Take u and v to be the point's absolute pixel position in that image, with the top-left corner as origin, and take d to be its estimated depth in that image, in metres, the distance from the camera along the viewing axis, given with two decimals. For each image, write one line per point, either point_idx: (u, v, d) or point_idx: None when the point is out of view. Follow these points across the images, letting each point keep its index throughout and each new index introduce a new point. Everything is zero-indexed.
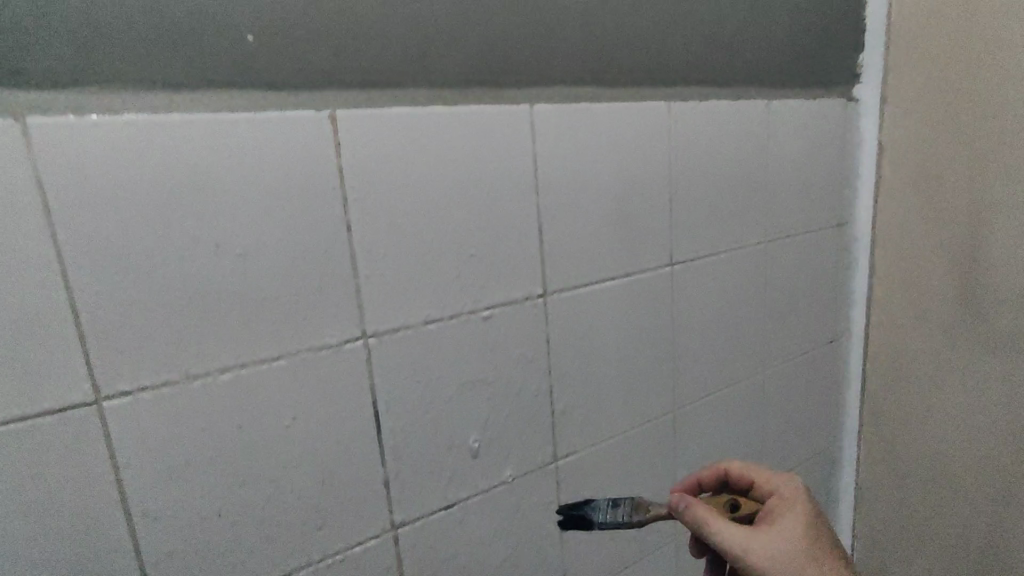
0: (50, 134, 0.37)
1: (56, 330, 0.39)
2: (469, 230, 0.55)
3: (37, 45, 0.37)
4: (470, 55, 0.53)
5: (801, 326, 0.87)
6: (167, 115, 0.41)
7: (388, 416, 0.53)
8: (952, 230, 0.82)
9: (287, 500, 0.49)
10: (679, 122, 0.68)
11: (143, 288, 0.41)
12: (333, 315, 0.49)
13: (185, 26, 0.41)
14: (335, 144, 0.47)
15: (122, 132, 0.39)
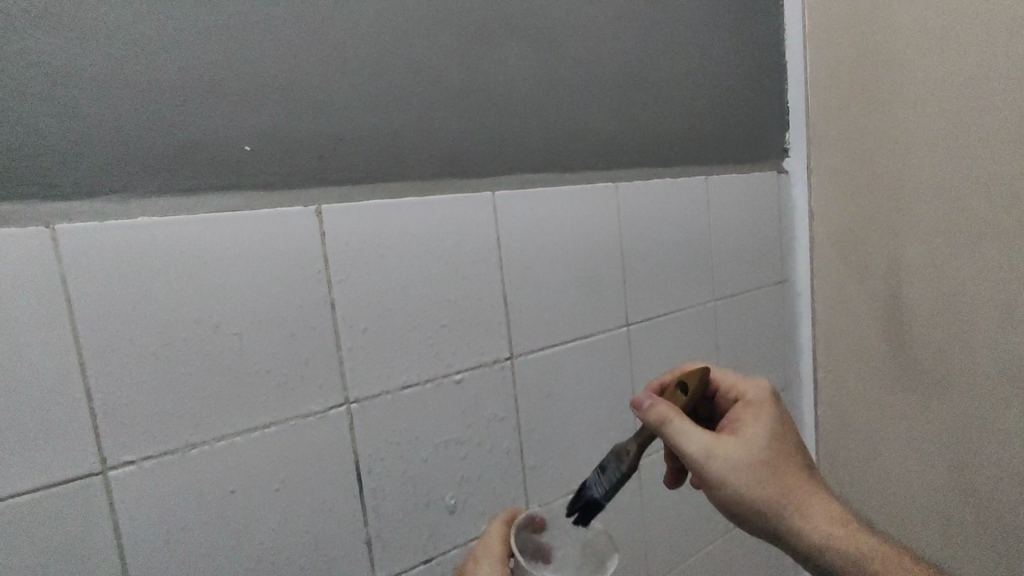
0: (80, 237, 0.45)
1: (68, 406, 0.44)
2: (443, 298, 0.61)
3: (70, 165, 0.45)
4: (441, 157, 0.62)
5: (756, 382, 0.94)
6: (178, 217, 0.48)
7: (369, 477, 0.57)
8: (882, 280, 0.90)
9: (270, 560, 0.52)
10: (629, 206, 0.76)
11: (147, 363, 0.47)
12: (319, 384, 0.54)
13: (194, 146, 0.49)
14: (318, 240, 0.54)
15: (137, 232, 0.47)
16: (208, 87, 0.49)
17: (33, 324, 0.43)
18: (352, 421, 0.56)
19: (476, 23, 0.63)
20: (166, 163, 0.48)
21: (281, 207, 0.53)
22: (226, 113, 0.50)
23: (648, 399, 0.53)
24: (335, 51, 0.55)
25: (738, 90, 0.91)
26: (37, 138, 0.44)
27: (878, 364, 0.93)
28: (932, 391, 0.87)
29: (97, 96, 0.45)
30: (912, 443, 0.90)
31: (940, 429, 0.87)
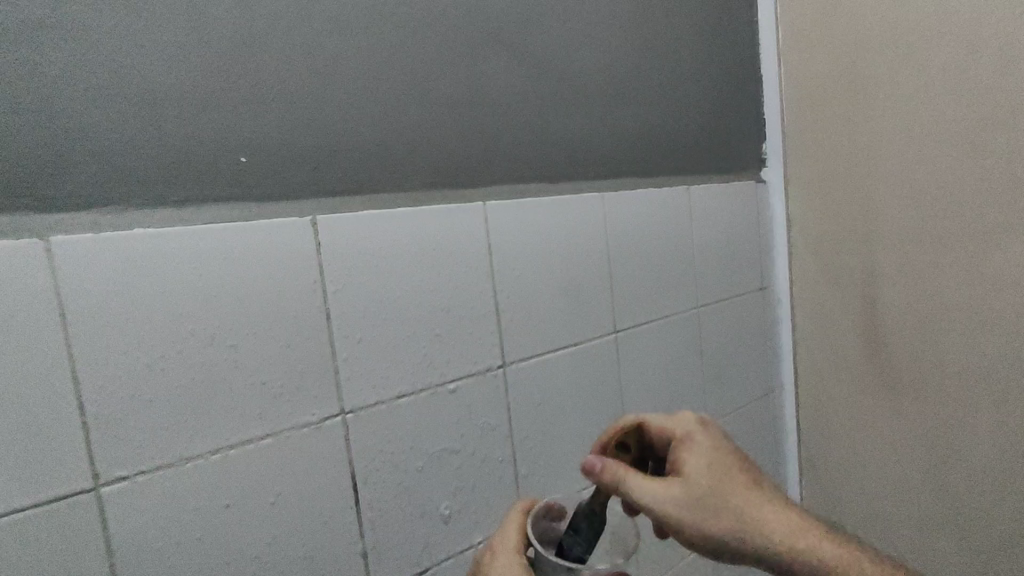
0: (320, 225, 0.65)
1: (297, 325, 0.62)
2: (527, 272, 0.81)
3: (298, 157, 0.64)
4: (530, 168, 0.83)
5: (755, 349, 1.16)
6: (388, 216, 0.69)
7: (479, 401, 0.75)
8: (849, 260, 1.11)
9: (411, 455, 0.69)
10: (659, 206, 0.99)
11: (347, 306, 0.65)
12: (448, 331, 0.73)
13: (371, 151, 0.69)
14: (469, 232, 0.76)
15: (366, 228, 0.68)
16: (389, 119, 0.70)
17: (295, 283, 0.63)
18: (481, 362, 0.76)
19: (551, 68, 0.85)
20: (353, 160, 0.68)
21: (433, 204, 0.74)
22: (398, 136, 0.71)
23: (598, 459, 0.64)
24: (458, 86, 0.76)
25: (735, 115, 1.15)
26: (293, 157, 0.64)
27: (845, 333, 1.13)
28: (888, 348, 1.07)
29: (325, 126, 0.65)
30: (875, 394, 1.10)
31: (895, 379, 1.07)
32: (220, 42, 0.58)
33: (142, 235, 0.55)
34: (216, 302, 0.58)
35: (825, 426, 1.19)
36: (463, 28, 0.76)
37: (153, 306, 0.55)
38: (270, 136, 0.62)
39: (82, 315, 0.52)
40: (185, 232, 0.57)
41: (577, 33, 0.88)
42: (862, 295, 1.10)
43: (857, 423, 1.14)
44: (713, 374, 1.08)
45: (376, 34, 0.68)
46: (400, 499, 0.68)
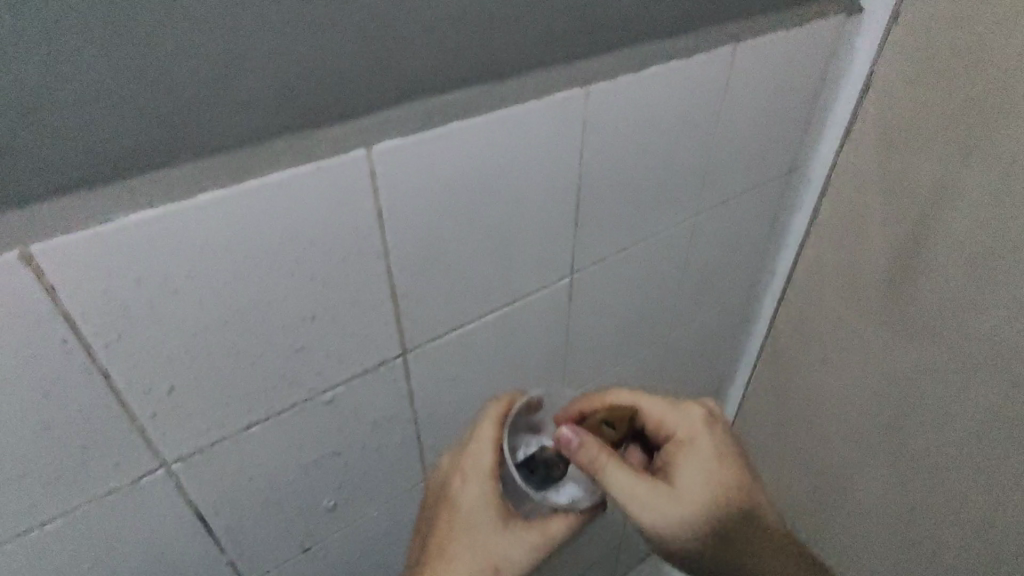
0: (41, 260, 0.36)
1: (52, 382, 0.40)
2: (444, 236, 0.54)
3: None
4: (455, 56, 0.47)
5: (756, 243, 0.93)
6: (181, 216, 0.39)
7: (370, 393, 0.58)
8: (920, 167, 0.75)
9: (261, 463, 0.55)
10: (681, 86, 0.62)
11: (140, 356, 0.42)
12: (316, 337, 0.51)
13: (129, 78, 0.35)
14: (337, 207, 0.46)
15: (139, 244, 0.39)
16: (130, 15, 0.33)
17: (26, 340, 0.38)
18: (365, 360, 0.56)
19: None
20: (91, 106, 0.34)
21: (271, 166, 0.42)
22: (163, 48, 0.35)
23: (575, 435, 0.50)
24: None
25: None
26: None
27: (871, 255, 0.85)
28: (911, 294, 0.81)
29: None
30: (871, 334, 0.89)
31: (899, 328, 0.84)
32: None
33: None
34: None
35: (796, 331, 1.01)
36: None
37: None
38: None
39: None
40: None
41: None
42: (917, 224, 0.77)
43: (834, 347, 0.95)
44: (691, 281, 0.87)
45: None
46: (242, 504, 0.56)
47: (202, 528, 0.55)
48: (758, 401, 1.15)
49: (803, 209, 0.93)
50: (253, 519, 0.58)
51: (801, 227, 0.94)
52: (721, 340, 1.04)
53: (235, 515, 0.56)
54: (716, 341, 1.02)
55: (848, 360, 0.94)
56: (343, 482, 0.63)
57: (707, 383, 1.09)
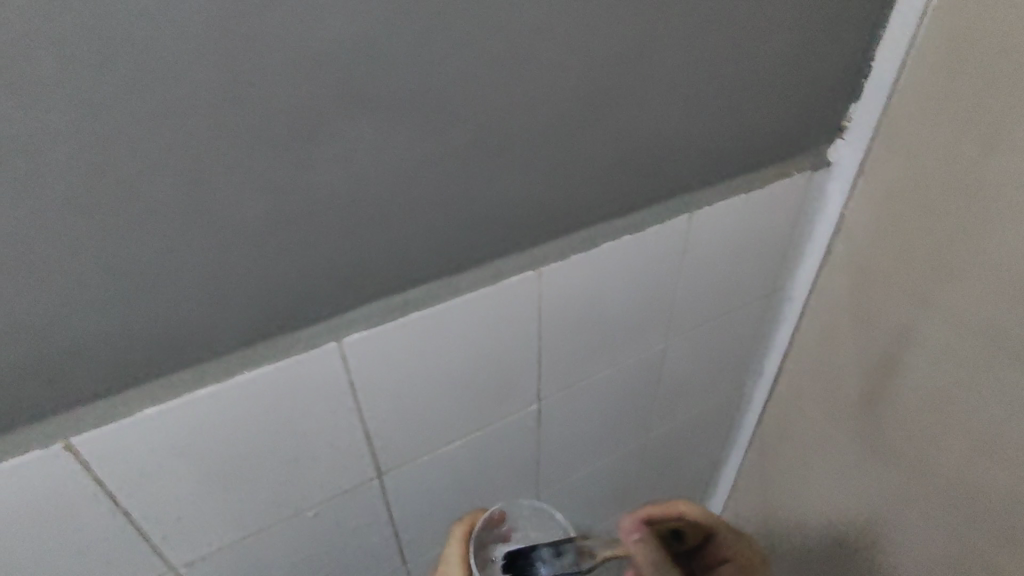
0: (78, 447, 0.47)
1: (83, 521, 0.51)
2: (411, 391, 0.63)
3: (22, 351, 0.42)
4: (417, 264, 0.55)
5: (736, 355, 0.97)
6: (185, 402, 0.50)
7: (348, 509, 0.68)
8: (892, 307, 0.80)
9: (250, 564, 0.65)
10: (634, 251, 0.70)
11: (152, 498, 0.53)
12: (299, 473, 0.61)
13: (151, 310, 0.45)
14: (314, 381, 0.56)
15: (152, 424, 0.49)
16: (147, 277, 0.44)
17: (63, 496, 0.48)
18: (342, 487, 0.65)
19: (454, 100, 0.48)
20: (122, 334, 0.45)
21: (257, 360, 0.52)
22: (169, 297, 0.46)
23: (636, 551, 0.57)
24: (315, 186, 0.46)
25: (839, 62, 0.71)
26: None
27: (850, 378, 0.90)
28: (885, 419, 0.85)
29: (52, 305, 0.42)
30: (849, 449, 0.93)
31: (874, 447, 0.88)
32: None
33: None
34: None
35: (781, 432, 1.06)
36: (252, 89, 0.41)
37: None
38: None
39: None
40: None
41: (517, 11, 0.47)
42: (891, 357, 0.82)
43: (816, 454, 0.99)
44: (667, 394, 0.93)
45: (71, 158, 0.38)
46: None
47: None
48: (746, 492, 1.19)
49: (787, 323, 0.97)
50: None
51: (785, 339, 0.99)
52: (704, 434, 1.09)
53: None
54: (698, 435, 1.08)
55: (829, 470, 0.97)
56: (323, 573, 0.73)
57: (688, 469, 1.15)
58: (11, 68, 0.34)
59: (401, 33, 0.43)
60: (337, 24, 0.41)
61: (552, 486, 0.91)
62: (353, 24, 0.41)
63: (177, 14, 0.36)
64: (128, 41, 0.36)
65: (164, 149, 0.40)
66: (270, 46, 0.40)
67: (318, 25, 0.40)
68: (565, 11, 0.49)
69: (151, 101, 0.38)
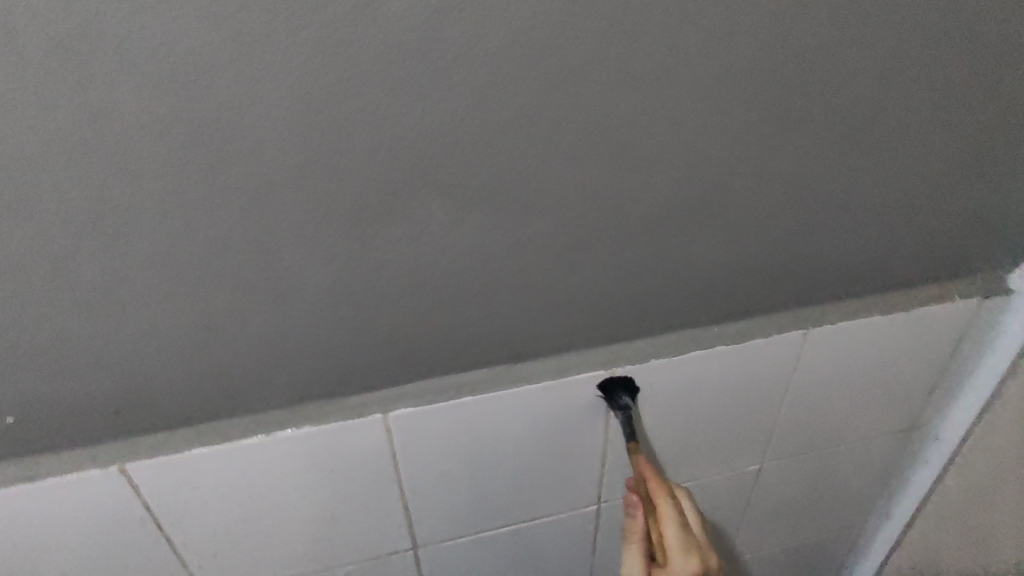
0: (131, 472, 0.50)
1: (128, 540, 0.53)
2: (458, 471, 0.60)
3: (93, 381, 0.45)
4: (476, 348, 0.53)
5: (853, 491, 0.82)
6: (231, 447, 0.51)
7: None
8: None
9: None
10: (728, 364, 0.62)
11: (192, 530, 0.55)
12: (335, 531, 0.60)
13: (210, 360, 0.47)
14: (357, 447, 0.55)
15: (199, 463, 0.51)
16: (209, 330, 0.46)
17: (114, 514, 0.51)
18: (376, 553, 0.63)
19: (531, 189, 0.46)
20: (181, 379, 0.47)
21: (304, 420, 0.52)
22: (227, 351, 0.47)
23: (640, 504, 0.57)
24: (376, 261, 0.46)
25: None
26: (72, 405, 0.46)
27: None
28: None
29: (122, 343, 0.44)
30: None
31: None
32: None
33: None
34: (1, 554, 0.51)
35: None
36: (325, 167, 0.41)
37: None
38: (20, 391, 0.44)
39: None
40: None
41: (611, 104, 0.44)
42: None
43: None
44: (757, 521, 0.80)
45: (151, 217, 0.40)
46: None
47: None
48: None
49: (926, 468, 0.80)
50: None
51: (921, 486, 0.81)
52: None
53: None
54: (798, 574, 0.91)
55: None
56: None
57: None
58: (112, 140, 0.37)
59: (480, 122, 0.42)
60: (416, 112, 0.41)
61: None
62: (431, 109, 0.41)
63: (262, 98, 0.37)
64: (215, 120, 0.37)
65: (237, 217, 0.42)
66: (349, 130, 0.40)
67: (397, 111, 0.40)
68: (664, 108, 0.45)
69: (231, 174, 0.40)
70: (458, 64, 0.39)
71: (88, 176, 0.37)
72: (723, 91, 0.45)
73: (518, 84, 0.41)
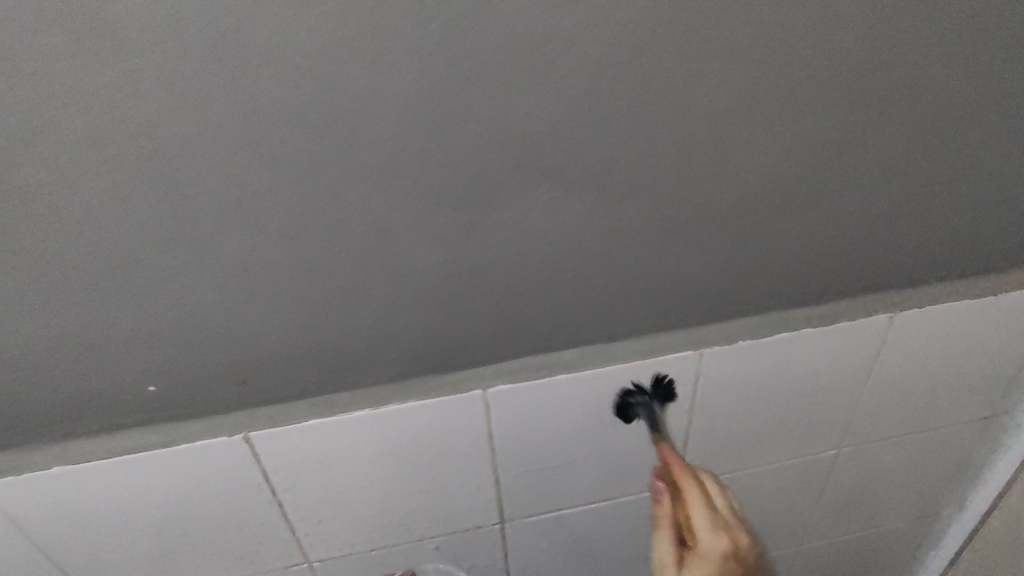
0: (254, 439, 0.54)
1: (245, 503, 0.58)
2: (547, 447, 0.62)
3: (226, 353, 0.49)
4: (571, 328, 0.55)
5: (931, 479, 0.81)
6: (342, 420, 0.55)
7: (469, 546, 0.69)
8: None
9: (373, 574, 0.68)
10: (813, 346, 0.62)
11: (302, 496, 0.59)
12: (429, 503, 0.63)
13: (328, 336, 0.50)
14: (455, 423, 0.58)
15: (312, 433, 0.55)
16: (329, 307, 0.49)
17: (235, 480, 0.56)
18: (466, 525, 0.66)
19: (632, 171, 0.48)
20: (300, 354, 0.51)
21: (408, 396, 0.55)
22: (341, 326, 0.50)
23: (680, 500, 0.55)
24: (483, 242, 0.48)
25: None
26: (205, 376, 0.50)
27: None
28: None
29: (255, 316, 0.48)
30: None
31: None
32: (63, 268, 0.44)
33: (38, 461, 0.52)
34: (136, 514, 0.56)
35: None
36: (444, 152, 0.44)
37: (78, 521, 0.55)
38: (161, 360, 0.49)
39: (20, 529, 0.54)
40: (83, 465, 0.52)
41: (713, 88, 0.45)
42: None
43: None
44: (834, 508, 0.80)
45: (288, 197, 0.44)
46: None
47: None
48: None
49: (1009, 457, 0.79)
50: None
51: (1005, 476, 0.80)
52: (880, 567, 0.91)
53: None
54: (873, 566, 0.90)
55: None
56: None
57: None
58: (259, 126, 0.40)
59: (587, 107, 0.44)
60: (528, 97, 0.43)
61: None
62: (543, 95, 0.43)
63: (390, 86, 0.40)
64: (347, 106, 0.41)
65: (359, 198, 0.45)
66: (466, 116, 0.43)
67: (512, 96, 0.42)
68: (766, 91, 0.46)
69: (358, 158, 0.43)
70: (571, 50, 0.41)
71: (236, 159, 0.42)
72: (827, 74, 0.46)
73: (625, 69, 0.43)
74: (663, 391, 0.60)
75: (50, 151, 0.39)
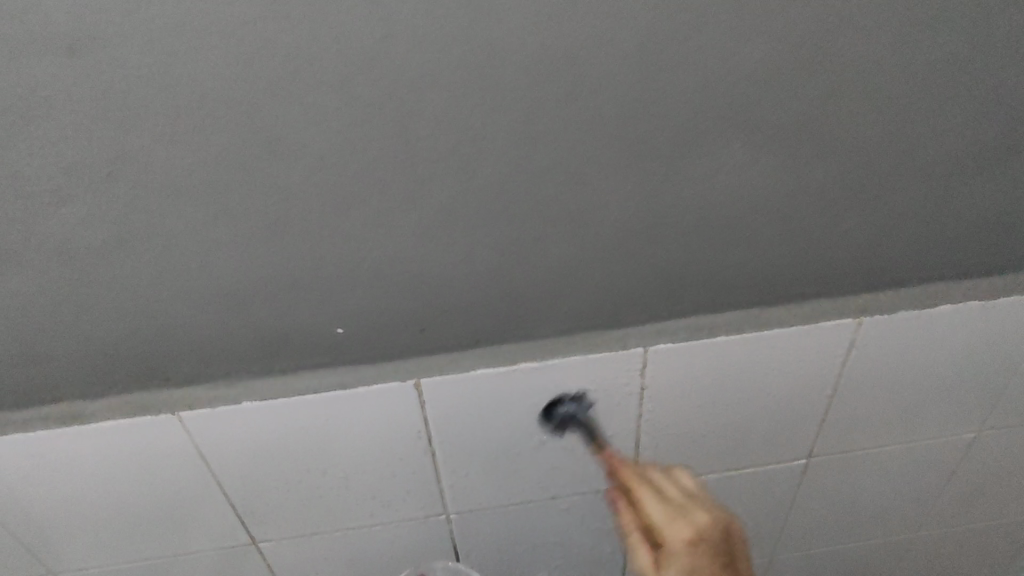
0: (423, 386, 0.57)
1: (404, 447, 0.61)
2: (693, 412, 0.63)
3: (415, 300, 0.52)
4: (737, 290, 0.56)
5: None
6: (507, 372, 0.57)
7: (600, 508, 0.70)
8: None
9: (505, 530, 0.71)
10: (971, 321, 0.61)
11: (455, 445, 0.62)
12: (571, 462, 0.65)
13: (509, 288, 0.52)
14: (612, 382, 0.59)
15: (477, 383, 0.58)
16: (515, 259, 0.51)
17: (398, 424, 0.60)
18: (599, 487, 0.68)
19: (830, 131, 0.47)
20: (481, 303, 0.53)
21: (571, 351, 0.57)
22: (521, 279, 0.52)
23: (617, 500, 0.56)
24: (672, 199, 0.49)
25: None
26: (393, 320, 0.53)
27: None
28: None
29: (445, 265, 0.50)
30: None
31: None
32: (283, 216, 0.46)
33: (234, 395, 0.57)
34: (309, 453, 0.61)
35: None
36: (652, 106, 0.44)
37: (258, 454, 0.60)
38: (354, 304, 0.52)
39: (205, 456, 0.60)
40: (272, 402, 0.57)
41: (931, 46, 0.44)
42: None
43: None
44: (962, 497, 0.78)
45: (498, 149, 0.45)
46: (483, 553, 0.73)
47: (453, 558, 0.73)
48: None
49: None
50: (487, 566, 0.74)
51: None
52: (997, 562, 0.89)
53: (477, 558, 0.73)
54: (990, 560, 0.88)
55: None
56: (558, 564, 0.76)
57: None
58: (484, 76, 0.41)
59: (801, 62, 0.43)
60: (744, 53, 0.42)
61: (801, 561, 0.81)
62: (759, 48, 0.42)
63: (614, 40, 0.41)
64: (569, 62, 0.41)
65: (561, 152, 0.46)
66: (681, 69, 0.43)
67: (728, 49, 0.42)
68: (982, 49, 0.44)
69: (568, 111, 0.44)
70: (795, 4, 0.41)
71: (457, 108, 0.43)
72: None
73: (841, 28, 0.42)
74: (658, 401, 0.62)
75: (293, 104, 0.41)
